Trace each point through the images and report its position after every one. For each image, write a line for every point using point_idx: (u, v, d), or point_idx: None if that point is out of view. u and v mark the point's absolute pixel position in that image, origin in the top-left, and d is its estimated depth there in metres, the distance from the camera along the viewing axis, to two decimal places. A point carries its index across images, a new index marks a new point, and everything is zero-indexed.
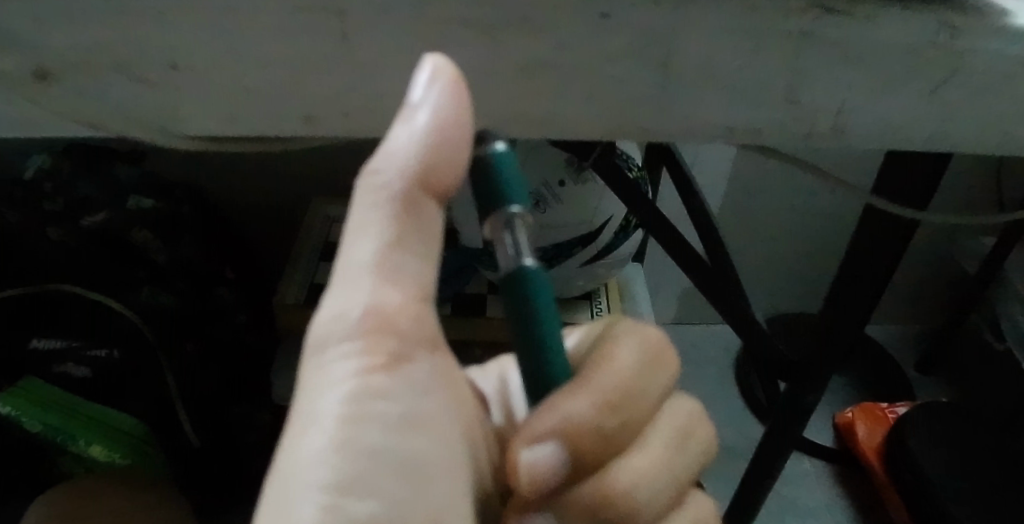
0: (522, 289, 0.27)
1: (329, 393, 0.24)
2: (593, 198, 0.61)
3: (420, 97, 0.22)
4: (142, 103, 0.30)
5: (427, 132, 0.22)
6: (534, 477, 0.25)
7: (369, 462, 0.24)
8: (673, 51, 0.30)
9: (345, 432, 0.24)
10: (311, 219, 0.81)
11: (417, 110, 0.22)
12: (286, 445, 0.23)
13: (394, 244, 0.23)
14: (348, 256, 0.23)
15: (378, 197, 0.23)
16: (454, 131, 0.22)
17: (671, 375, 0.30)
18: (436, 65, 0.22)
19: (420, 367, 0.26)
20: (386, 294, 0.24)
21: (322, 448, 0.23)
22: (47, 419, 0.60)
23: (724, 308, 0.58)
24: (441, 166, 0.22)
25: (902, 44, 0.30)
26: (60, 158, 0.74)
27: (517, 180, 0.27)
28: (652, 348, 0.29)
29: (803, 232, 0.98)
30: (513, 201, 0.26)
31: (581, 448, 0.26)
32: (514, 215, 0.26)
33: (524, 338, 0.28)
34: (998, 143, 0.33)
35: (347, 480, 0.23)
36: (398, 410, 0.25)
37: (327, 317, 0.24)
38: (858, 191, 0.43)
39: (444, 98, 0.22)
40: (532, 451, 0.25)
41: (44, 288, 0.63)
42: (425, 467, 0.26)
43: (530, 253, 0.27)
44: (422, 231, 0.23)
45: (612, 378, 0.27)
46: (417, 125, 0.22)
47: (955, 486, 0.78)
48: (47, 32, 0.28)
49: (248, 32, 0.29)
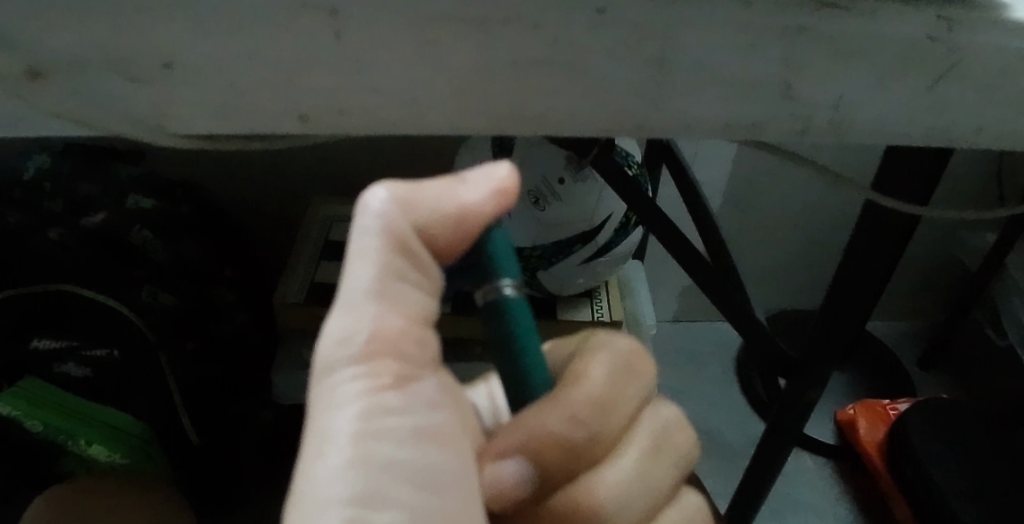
0: (503, 318, 0.27)
1: (339, 413, 0.23)
2: (593, 195, 0.61)
3: (472, 183, 0.25)
4: (136, 101, 0.30)
5: (457, 204, 0.24)
6: (498, 489, 0.26)
7: (387, 476, 0.23)
8: (668, 47, 0.29)
9: (359, 449, 0.23)
10: (311, 218, 0.80)
11: (461, 186, 0.25)
12: (302, 467, 0.23)
13: (394, 274, 0.24)
14: (347, 284, 0.24)
15: (380, 222, 0.23)
16: (475, 214, 0.25)
17: (646, 385, 0.30)
18: (496, 170, 0.25)
19: (427, 385, 0.25)
20: (388, 319, 0.24)
21: (338, 465, 0.22)
22: (45, 419, 0.60)
23: (724, 306, 0.58)
24: (446, 232, 0.24)
25: (900, 37, 0.30)
26: (59, 159, 0.73)
27: (509, 255, 0.27)
28: (625, 361, 0.30)
29: (804, 228, 0.98)
30: (505, 277, 0.27)
31: (549, 462, 0.27)
32: (507, 290, 0.27)
33: (506, 357, 0.28)
34: (999, 137, 0.33)
35: (366, 495, 0.22)
36: (410, 424, 0.24)
37: (332, 342, 0.24)
38: (858, 186, 0.43)
39: (482, 189, 0.25)
40: (498, 466, 0.26)
41: (38, 288, 0.63)
42: (448, 482, 0.25)
43: (512, 283, 0.27)
44: (421, 271, 0.24)
45: (581, 394, 0.28)
46: (458, 197, 0.25)
47: (956, 482, 0.78)
48: (36, 31, 0.28)
49: (241, 29, 0.28)
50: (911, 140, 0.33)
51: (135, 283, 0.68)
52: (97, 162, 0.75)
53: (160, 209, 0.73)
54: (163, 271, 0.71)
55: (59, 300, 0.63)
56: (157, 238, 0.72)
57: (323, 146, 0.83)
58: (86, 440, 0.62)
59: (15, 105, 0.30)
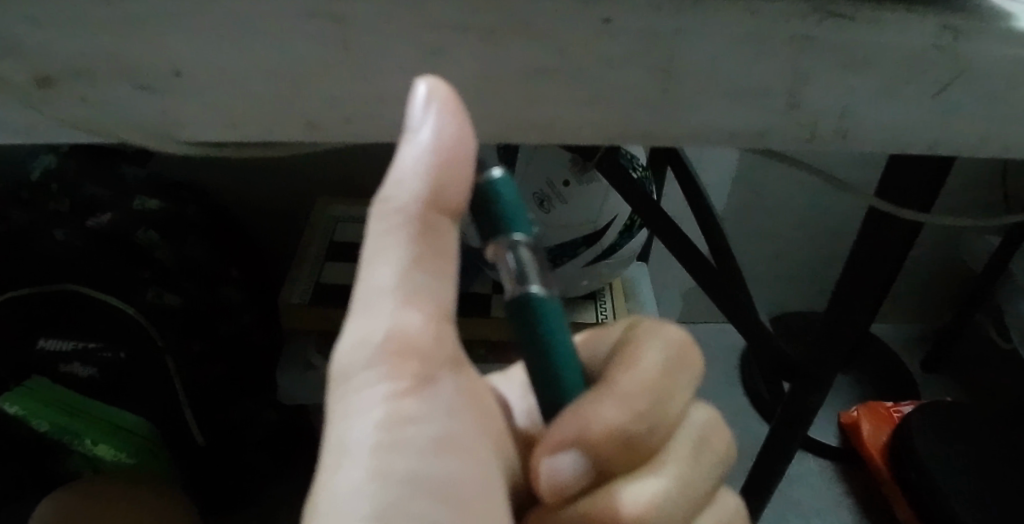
0: (533, 317, 0.27)
1: (360, 422, 0.24)
2: (598, 198, 0.62)
3: (419, 120, 0.22)
4: (144, 110, 0.30)
5: (431, 153, 0.21)
6: (555, 484, 0.26)
7: (407, 487, 0.24)
8: (674, 56, 0.30)
9: (377, 462, 0.23)
10: (317, 220, 0.81)
11: (417, 134, 0.22)
12: (323, 478, 0.24)
13: (414, 265, 0.23)
14: (367, 281, 0.23)
15: (398, 221, 0.22)
16: (462, 149, 0.22)
17: (694, 377, 0.30)
18: (427, 87, 0.22)
19: (445, 388, 0.26)
20: (405, 316, 0.23)
21: (359, 479, 0.23)
22: (53, 419, 0.63)
23: (732, 310, 0.58)
24: (447, 187, 0.22)
25: (903, 48, 0.30)
26: (66, 158, 0.72)
27: (519, 209, 0.25)
28: (675, 351, 0.29)
29: (809, 232, 0.98)
30: (515, 230, 0.25)
31: (606, 454, 0.26)
32: (519, 244, 0.25)
33: (538, 360, 0.28)
34: (1003, 148, 0.33)
35: (385, 509, 0.23)
36: (429, 432, 0.25)
37: (349, 345, 0.24)
38: (861, 192, 0.44)
39: (443, 118, 0.22)
40: (554, 460, 0.26)
41: (48, 289, 0.63)
42: (461, 490, 0.25)
43: (537, 279, 0.26)
44: (440, 253, 0.23)
45: (635, 383, 0.27)
46: (421, 147, 0.21)
47: (961, 484, 0.78)
48: (46, 40, 0.28)
49: (248, 39, 0.29)
50: (914, 150, 0.33)
51: (139, 285, 0.68)
52: (100, 162, 0.74)
53: (167, 210, 0.74)
54: (169, 272, 0.71)
55: (67, 300, 0.63)
56: (162, 238, 0.71)
57: (328, 150, 0.83)
58: (91, 439, 0.65)
59: (24, 112, 0.30)
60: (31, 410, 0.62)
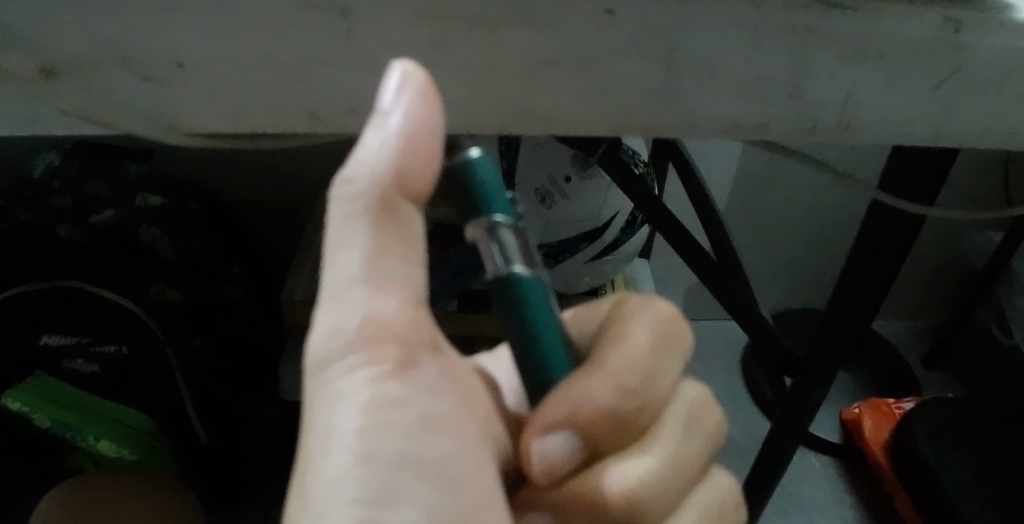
0: (515, 295, 0.27)
1: (342, 407, 0.23)
2: (599, 194, 0.62)
3: (390, 105, 0.22)
4: (148, 103, 0.30)
5: (401, 136, 0.22)
6: (548, 467, 0.26)
7: (399, 470, 0.23)
8: (674, 46, 0.30)
9: (363, 447, 0.23)
10: (318, 215, 0.81)
11: (387, 119, 0.22)
12: (308, 469, 0.23)
13: (379, 250, 0.23)
14: (333, 270, 0.23)
15: (357, 203, 0.22)
16: (426, 132, 0.22)
17: (685, 352, 0.30)
18: (403, 73, 0.22)
19: (426, 371, 0.25)
20: (379, 305, 0.23)
21: (345, 465, 0.22)
22: (56, 416, 0.62)
23: (734, 307, 0.58)
24: (416, 168, 0.23)
25: (905, 38, 0.30)
26: (68, 157, 0.73)
27: (498, 188, 0.26)
28: (664, 326, 0.29)
29: (811, 227, 0.98)
30: (496, 211, 0.26)
31: (593, 433, 0.27)
32: (499, 225, 0.26)
33: (523, 343, 0.28)
34: (1003, 138, 0.33)
35: (378, 492, 0.22)
36: (416, 414, 0.24)
37: (325, 334, 0.23)
38: (864, 185, 0.44)
39: (413, 104, 0.22)
40: (545, 441, 0.26)
41: (48, 285, 0.63)
42: (455, 471, 0.25)
43: (521, 261, 0.27)
44: (406, 238, 0.23)
45: (621, 361, 0.28)
46: (391, 132, 0.22)
47: (965, 481, 0.78)
48: (50, 30, 0.28)
49: (250, 32, 0.29)
50: (917, 139, 0.33)
51: (143, 280, 0.68)
52: (105, 159, 0.74)
53: (169, 206, 0.74)
54: (173, 270, 0.71)
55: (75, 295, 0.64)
56: (164, 235, 0.72)
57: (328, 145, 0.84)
58: (93, 436, 0.64)
59: (30, 103, 0.31)
60: (32, 406, 0.61)
